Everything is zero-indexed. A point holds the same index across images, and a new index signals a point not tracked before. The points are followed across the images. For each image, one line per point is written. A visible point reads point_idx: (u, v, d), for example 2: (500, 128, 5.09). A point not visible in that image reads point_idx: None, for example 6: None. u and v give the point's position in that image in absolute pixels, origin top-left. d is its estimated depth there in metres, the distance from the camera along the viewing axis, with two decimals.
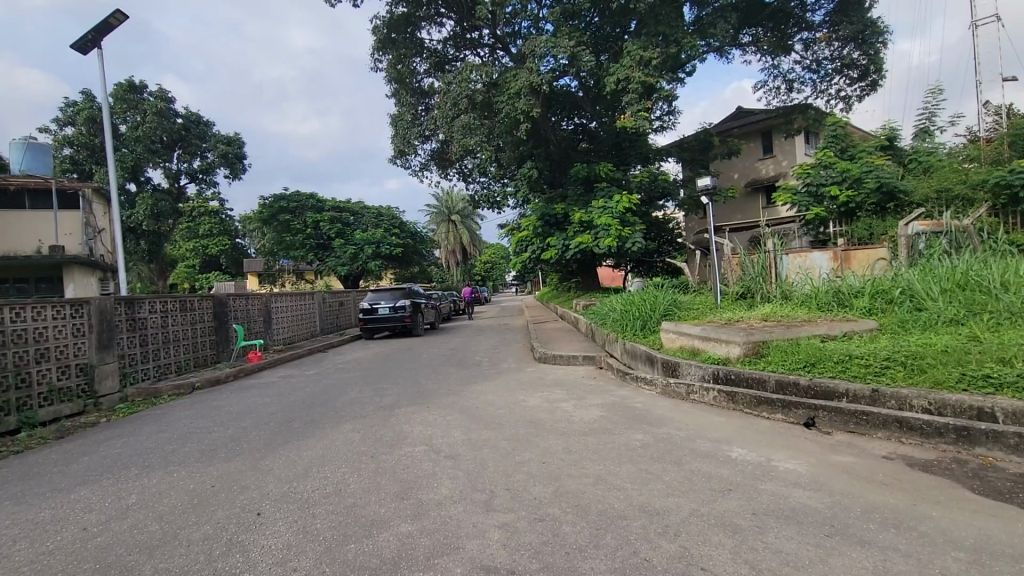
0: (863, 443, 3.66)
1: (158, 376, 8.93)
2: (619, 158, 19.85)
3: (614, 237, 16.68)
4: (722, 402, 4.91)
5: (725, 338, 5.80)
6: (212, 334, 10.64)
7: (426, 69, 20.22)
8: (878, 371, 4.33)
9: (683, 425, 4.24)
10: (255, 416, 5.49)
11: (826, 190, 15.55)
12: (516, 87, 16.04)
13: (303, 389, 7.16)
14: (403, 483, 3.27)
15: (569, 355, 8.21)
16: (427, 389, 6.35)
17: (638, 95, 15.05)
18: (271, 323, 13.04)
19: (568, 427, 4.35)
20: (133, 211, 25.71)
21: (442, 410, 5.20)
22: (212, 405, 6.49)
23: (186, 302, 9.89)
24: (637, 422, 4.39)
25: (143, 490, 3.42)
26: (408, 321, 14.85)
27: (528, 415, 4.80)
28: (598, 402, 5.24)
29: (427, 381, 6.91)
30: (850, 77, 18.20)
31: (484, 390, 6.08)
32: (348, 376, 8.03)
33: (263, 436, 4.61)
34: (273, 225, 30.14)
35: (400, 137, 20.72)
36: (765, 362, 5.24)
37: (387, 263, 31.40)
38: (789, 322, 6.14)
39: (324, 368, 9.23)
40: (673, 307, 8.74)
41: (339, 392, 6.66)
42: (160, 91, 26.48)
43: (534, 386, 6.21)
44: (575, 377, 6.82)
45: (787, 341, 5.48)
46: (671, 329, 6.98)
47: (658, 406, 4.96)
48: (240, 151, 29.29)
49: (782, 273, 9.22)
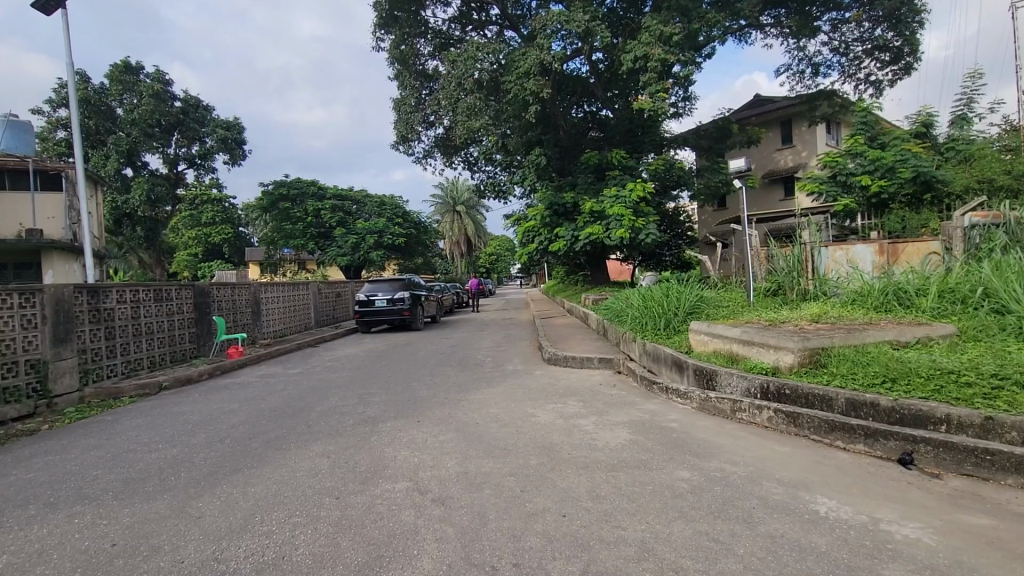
0: (994, 496, 2.73)
1: (127, 373, 8.07)
2: (631, 146, 18.81)
3: (627, 228, 15.73)
4: (780, 425, 3.93)
5: (772, 343, 4.87)
6: (192, 326, 9.76)
7: (431, 51, 19.22)
8: (989, 394, 3.41)
9: (739, 458, 3.32)
10: (211, 430, 4.57)
11: (856, 179, 14.46)
12: (526, 66, 15.07)
13: (279, 393, 6.25)
14: (372, 547, 2.37)
15: (583, 358, 7.26)
16: (420, 397, 5.45)
17: (657, 75, 14.11)
18: (259, 316, 12.13)
19: (593, 456, 3.45)
20: (129, 196, 24.80)
21: (434, 427, 4.28)
22: (171, 411, 5.59)
23: (161, 291, 9.01)
24: (678, 452, 3.47)
25: (20, 548, 2.51)
26: (407, 315, 13.95)
27: (539, 437, 3.91)
28: (624, 420, 4.34)
29: (421, 387, 6.00)
30: (882, 61, 17.15)
31: (486, 400, 5.16)
32: (334, 377, 7.13)
33: (210, 460, 3.69)
34: (273, 214, 29.31)
35: (403, 121, 20.05)
36: (829, 374, 4.32)
37: (389, 253, 30.53)
38: (845, 325, 5.20)
39: (311, 366, 8.34)
40: (699, 304, 7.78)
41: (318, 398, 5.73)
42: (157, 73, 25.66)
43: (545, 396, 5.30)
44: (590, 384, 5.91)
45: (851, 349, 4.54)
46: (703, 330, 6.06)
47: (699, 428, 4.03)
48: (240, 136, 28.35)
49: (820, 268, 8.29)
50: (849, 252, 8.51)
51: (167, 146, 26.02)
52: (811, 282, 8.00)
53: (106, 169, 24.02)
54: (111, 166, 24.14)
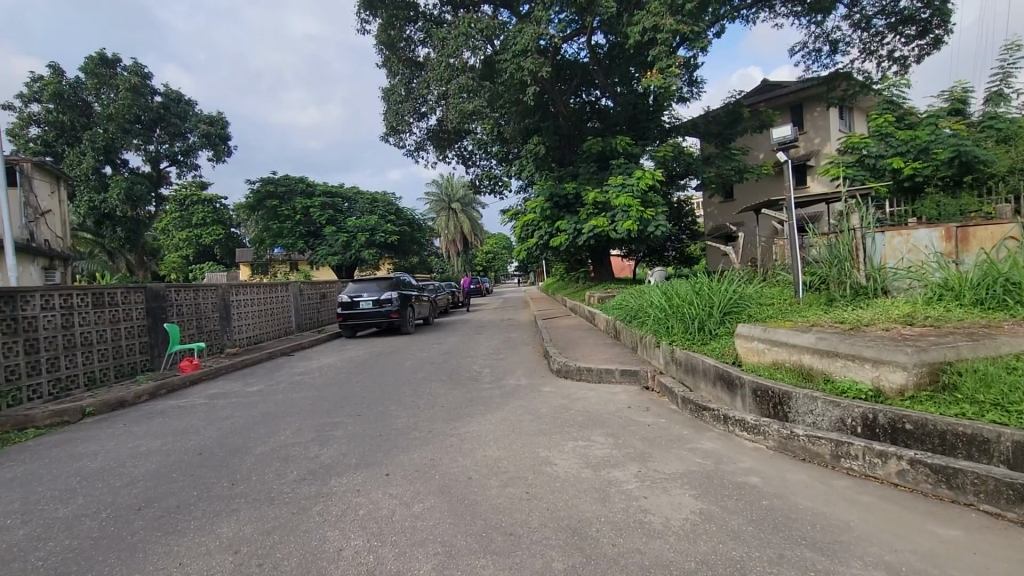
0: None
1: (54, 395, 6.74)
2: (635, 134, 17.54)
3: (635, 219, 14.42)
4: (921, 484, 2.65)
5: (871, 356, 3.59)
6: (143, 335, 8.43)
7: (422, 38, 17.76)
8: None
9: (897, 560, 2.05)
10: (93, 493, 3.22)
11: (888, 162, 13.55)
12: (523, 43, 13.69)
13: (221, 423, 4.92)
14: None
15: (601, 369, 5.94)
16: (396, 431, 4.13)
17: (667, 48, 12.94)
18: (228, 321, 10.80)
19: (654, 551, 2.16)
20: (106, 196, 23.07)
21: (408, 487, 2.97)
22: (70, 453, 4.24)
23: (103, 295, 7.70)
24: (786, 543, 2.18)
25: None
26: (395, 317, 12.66)
27: (564, 507, 2.62)
28: (680, 470, 3.05)
29: (398, 414, 4.67)
30: (907, 36, 16.00)
31: (481, 436, 3.85)
32: (296, 398, 5.82)
33: (52, 560, 2.37)
34: (261, 212, 27.79)
35: (393, 111, 18.80)
36: (969, 403, 3.06)
37: (382, 251, 29.20)
38: (959, 329, 3.95)
39: (274, 382, 7.02)
40: (741, 300, 6.48)
41: (265, 432, 4.42)
42: (136, 67, 24.23)
43: (561, 427, 4.03)
44: (614, 407, 4.61)
45: (991, 365, 3.27)
46: (755, 335, 4.80)
47: (795, 488, 2.74)
48: (225, 131, 26.89)
49: (875, 257, 6.98)
50: (909, 237, 7.08)
51: (149, 142, 24.59)
52: (862, 271, 6.74)
53: (81, 167, 22.53)
54: (86, 164, 22.61)
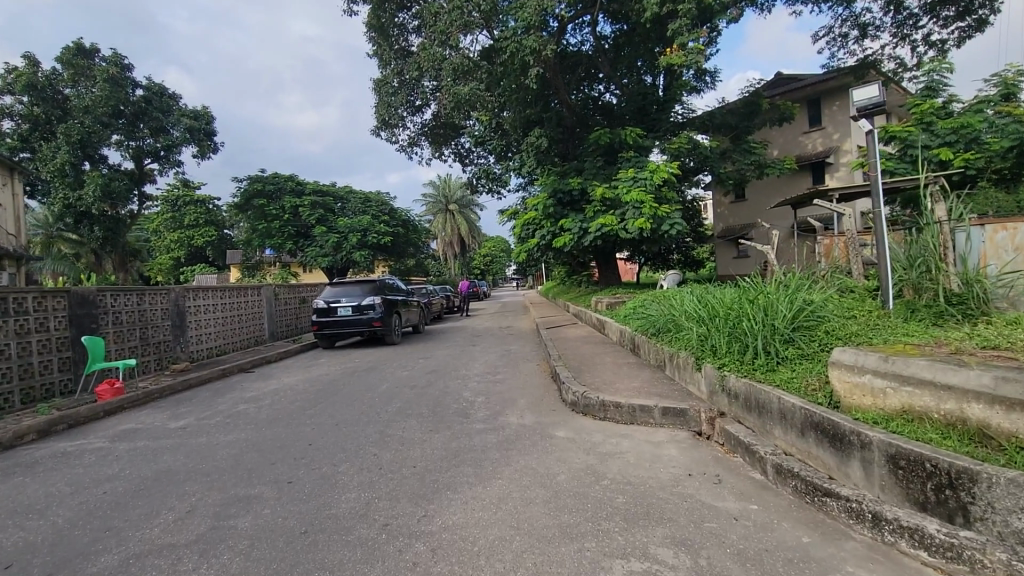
0: None
1: None
2: (645, 126, 16.01)
3: (648, 217, 12.92)
4: None
5: None
6: (61, 349, 6.85)
7: (415, 24, 16.24)
8: None
9: None
10: None
11: (935, 152, 12.08)
12: (526, 18, 12.18)
13: (91, 492, 3.37)
14: None
15: (632, 407, 4.44)
16: (333, 525, 2.61)
17: (688, 22, 11.61)
18: (183, 330, 9.24)
19: None
20: (82, 193, 21.28)
21: None
22: None
23: (4, 301, 6.15)
24: None
25: None
26: (378, 326, 11.12)
27: None
28: None
29: (346, 484, 3.16)
30: (944, 18, 14.58)
31: (468, 542, 2.35)
32: (220, 445, 4.27)
33: None
34: (249, 212, 26.20)
35: (384, 104, 17.31)
36: None
37: (375, 253, 27.51)
38: None
39: (207, 414, 5.46)
40: (813, 312, 4.91)
41: (141, 516, 2.89)
42: (116, 58, 22.63)
43: (596, 521, 2.51)
44: (668, 475, 3.11)
45: None
46: (872, 367, 3.24)
47: None
48: (210, 127, 25.26)
49: (969, 257, 5.38)
50: (1016, 232, 5.61)
51: (131, 138, 22.94)
52: (955, 276, 5.06)
53: (53, 162, 20.79)
54: (61, 159, 20.85)
